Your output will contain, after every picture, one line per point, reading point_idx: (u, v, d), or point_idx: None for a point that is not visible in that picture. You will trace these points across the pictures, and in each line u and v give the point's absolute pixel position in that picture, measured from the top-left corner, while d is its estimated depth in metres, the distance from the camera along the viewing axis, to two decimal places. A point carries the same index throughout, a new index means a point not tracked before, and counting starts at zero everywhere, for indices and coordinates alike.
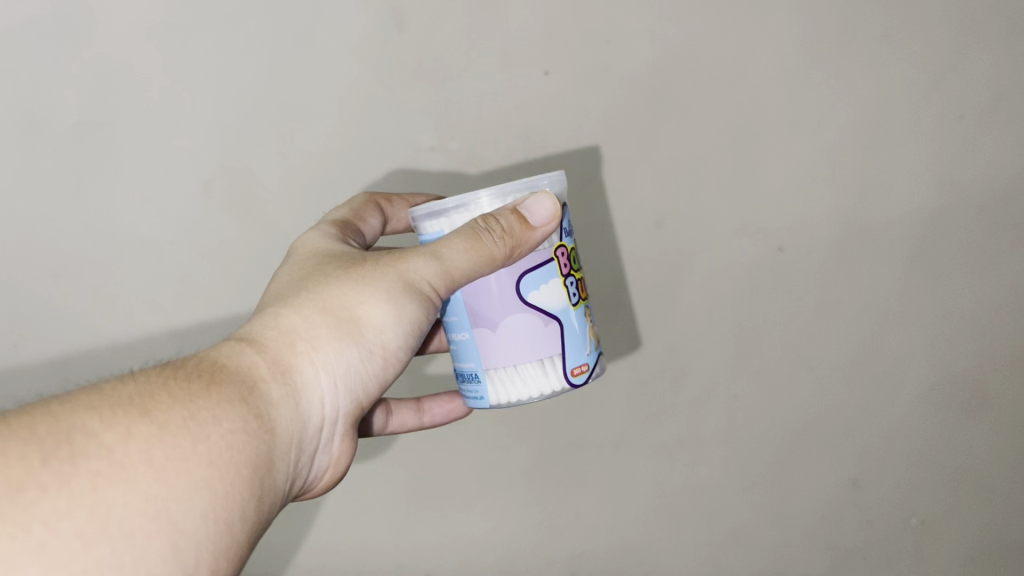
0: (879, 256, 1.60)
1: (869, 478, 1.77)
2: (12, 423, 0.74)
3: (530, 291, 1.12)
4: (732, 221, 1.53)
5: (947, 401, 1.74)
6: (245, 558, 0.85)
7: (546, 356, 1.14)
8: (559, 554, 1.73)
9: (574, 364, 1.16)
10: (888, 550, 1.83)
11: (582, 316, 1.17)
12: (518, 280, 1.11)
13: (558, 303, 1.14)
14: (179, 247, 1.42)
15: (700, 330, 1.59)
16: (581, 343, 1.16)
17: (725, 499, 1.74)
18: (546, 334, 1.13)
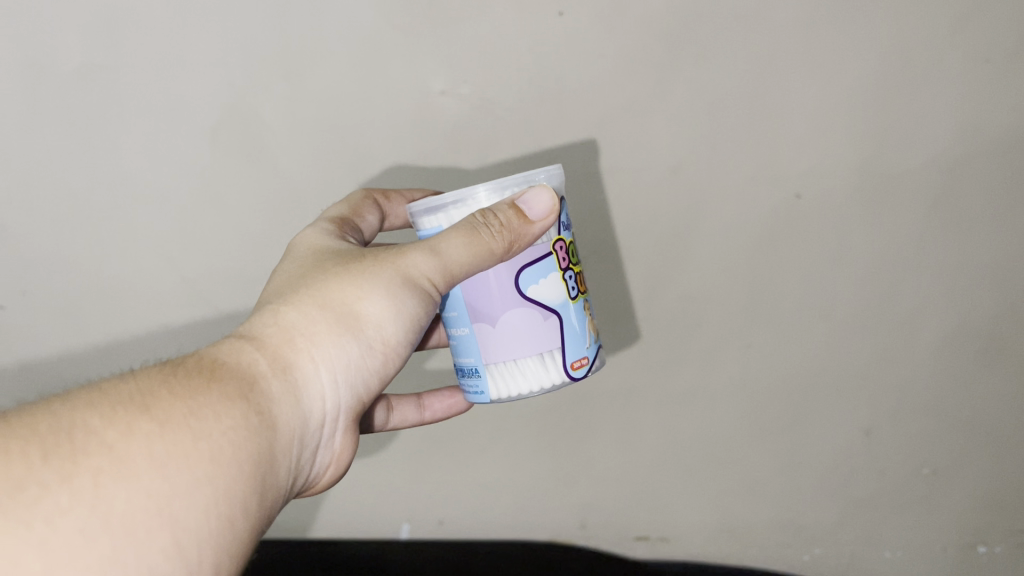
0: (898, 205, 1.47)
1: (881, 430, 1.72)
2: (13, 423, 0.74)
3: (530, 286, 1.11)
4: (749, 173, 1.43)
5: (965, 352, 1.63)
6: (248, 555, 0.84)
7: (546, 350, 1.14)
8: (565, 503, 1.84)
9: (573, 358, 1.16)
10: (898, 499, 1.80)
11: (581, 310, 1.17)
12: (518, 275, 1.10)
13: (557, 298, 1.13)
14: (187, 192, 1.44)
15: (715, 280, 1.54)
16: (581, 338, 1.17)
17: (735, 443, 1.76)
18: (545, 329, 1.13)
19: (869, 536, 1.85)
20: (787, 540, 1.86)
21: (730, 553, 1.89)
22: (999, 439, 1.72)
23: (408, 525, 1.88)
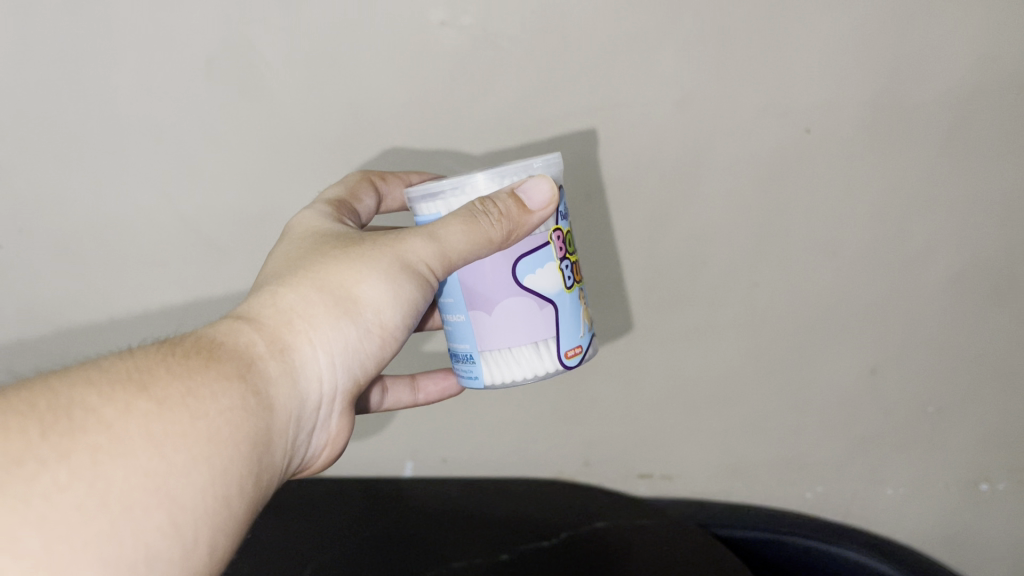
0: (911, 139, 1.49)
1: (886, 365, 1.77)
2: (12, 399, 0.78)
3: (527, 276, 1.17)
4: (758, 106, 1.44)
5: (976, 289, 1.66)
6: (245, 527, 0.90)
7: (541, 338, 1.20)
8: (576, 437, 1.89)
9: (567, 346, 1.23)
10: (902, 437, 1.86)
11: (574, 298, 1.24)
12: (516, 266, 1.16)
13: (552, 288, 1.19)
14: (182, 127, 1.45)
15: (727, 216, 1.56)
16: (575, 326, 1.23)
17: (742, 384, 1.80)
18: (540, 315, 1.19)
19: (872, 473, 1.92)
20: (790, 475, 1.94)
21: (735, 490, 1.97)
22: (1005, 370, 1.77)
23: (412, 462, 1.94)
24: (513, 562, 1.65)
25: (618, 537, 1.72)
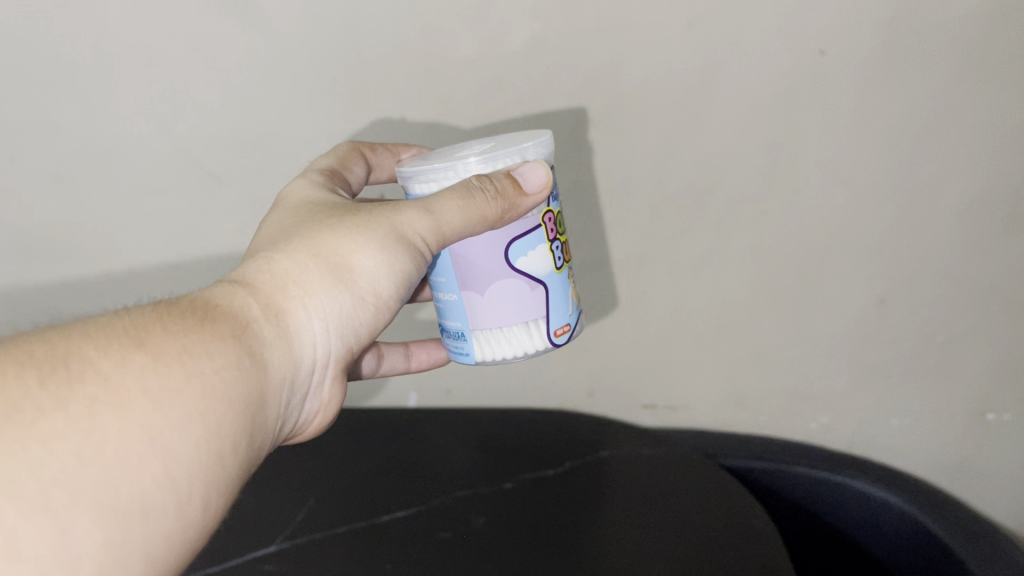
0: (930, 57, 1.13)
1: (898, 294, 1.40)
2: (9, 347, 0.72)
3: (520, 259, 1.09)
4: (762, 23, 1.11)
5: (989, 215, 1.28)
6: (228, 496, 0.81)
7: (531, 319, 1.13)
8: (553, 379, 1.64)
9: (557, 325, 1.16)
10: (910, 365, 1.49)
11: (563, 279, 1.16)
12: (509, 249, 1.08)
13: (543, 269, 1.11)
14: (89, 51, 1.23)
15: (729, 148, 1.24)
16: (565, 305, 1.16)
17: (742, 315, 1.48)
18: (532, 298, 1.11)
19: (873, 405, 1.57)
20: (789, 404, 1.61)
21: (739, 421, 1.66)
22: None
23: None
24: (512, 518, 1.32)
25: (624, 466, 1.44)
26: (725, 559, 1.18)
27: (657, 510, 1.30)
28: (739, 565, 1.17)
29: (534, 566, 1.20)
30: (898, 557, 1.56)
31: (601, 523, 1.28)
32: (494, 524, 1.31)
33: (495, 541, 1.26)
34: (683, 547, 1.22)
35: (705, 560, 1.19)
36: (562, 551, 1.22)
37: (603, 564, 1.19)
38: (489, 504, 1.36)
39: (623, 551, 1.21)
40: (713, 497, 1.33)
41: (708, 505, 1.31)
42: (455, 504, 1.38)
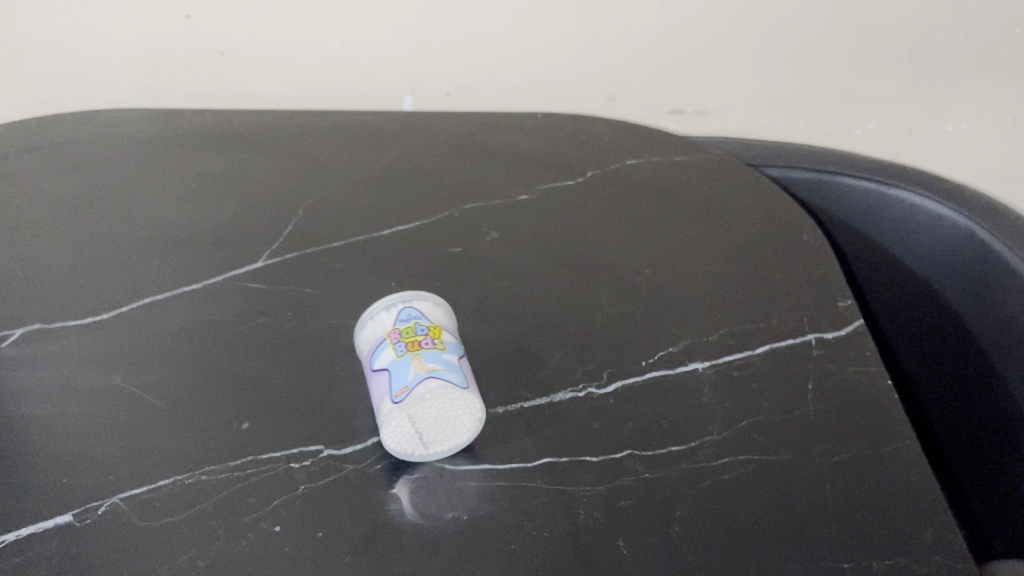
0: None
1: None
2: None
3: (453, 393, 0.46)
4: None
5: None
6: None
7: (446, 397, 0.46)
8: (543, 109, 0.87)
9: (464, 402, 0.47)
10: (954, 56, 0.84)
11: (458, 374, 0.47)
12: (425, 399, 0.46)
13: (450, 355, 0.48)
14: None
15: None
16: (448, 368, 0.47)
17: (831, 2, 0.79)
18: (430, 399, 0.46)
19: (904, 108, 0.88)
20: (832, 108, 0.88)
21: (814, 132, 0.90)
22: None
23: None
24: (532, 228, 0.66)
25: (650, 192, 0.69)
26: (761, 316, 0.57)
27: (650, 198, 0.68)
28: (782, 316, 0.57)
29: (564, 291, 0.60)
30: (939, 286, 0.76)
31: (583, 229, 0.65)
32: (504, 254, 0.64)
33: (522, 251, 0.64)
34: (760, 296, 0.59)
35: (772, 305, 0.58)
36: (519, 285, 0.61)
37: (610, 281, 0.61)
38: (493, 212, 0.68)
39: (686, 308, 0.58)
40: (740, 190, 0.68)
41: (756, 252, 0.63)
42: (460, 215, 0.67)
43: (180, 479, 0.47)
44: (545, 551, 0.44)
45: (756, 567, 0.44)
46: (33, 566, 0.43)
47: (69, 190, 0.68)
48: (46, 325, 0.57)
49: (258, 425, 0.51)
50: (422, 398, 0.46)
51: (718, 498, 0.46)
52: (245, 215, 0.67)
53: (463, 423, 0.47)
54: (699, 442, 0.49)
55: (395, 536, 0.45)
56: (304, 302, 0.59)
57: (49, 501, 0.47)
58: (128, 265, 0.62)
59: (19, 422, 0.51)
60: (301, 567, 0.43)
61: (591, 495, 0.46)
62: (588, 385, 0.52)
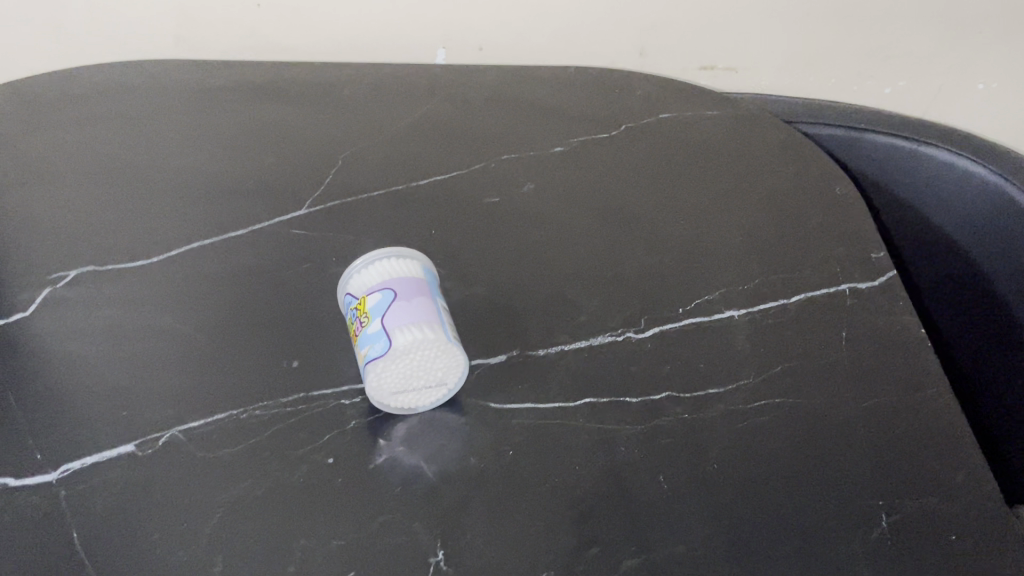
0: None
1: None
2: None
3: (390, 360, 0.47)
4: None
5: None
6: None
7: (394, 358, 0.47)
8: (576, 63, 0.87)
9: (405, 348, 0.47)
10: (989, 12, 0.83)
11: (385, 332, 0.47)
12: (383, 382, 0.48)
13: (372, 322, 0.48)
14: None
15: None
16: (374, 339, 0.47)
17: None
18: (390, 370, 0.47)
19: (937, 64, 0.88)
20: (864, 64, 0.88)
21: (845, 89, 0.90)
22: None
23: None
24: (569, 175, 0.67)
25: (684, 144, 0.69)
26: (794, 266, 0.58)
27: (684, 150, 0.69)
28: (815, 266, 0.58)
29: (600, 237, 0.61)
30: (971, 240, 0.76)
31: (619, 180, 0.66)
32: (539, 206, 0.64)
33: (558, 200, 0.65)
34: (794, 246, 0.60)
35: (806, 257, 0.59)
36: (557, 234, 0.62)
37: (646, 229, 0.62)
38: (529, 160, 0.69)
39: (721, 258, 0.59)
40: (774, 144, 0.69)
41: (790, 204, 0.63)
42: (496, 166, 0.68)
43: (234, 414, 0.49)
44: (587, 486, 0.45)
45: (793, 504, 0.45)
46: (97, 491, 0.45)
47: (113, 139, 0.70)
48: (99, 268, 0.59)
49: (307, 364, 0.52)
50: (378, 383, 0.48)
51: (754, 439, 0.47)
52: (286, 164, 0.68)
53: (432, 356, 0.48)
54: (734, 386, 0.50)
55: (442, 470, 0.46)
56: (347, 250, 0.61)
57: (110, 432, 0.49)
58: (174, 212, 0.64)
59: (78, 358, 0.53)
60: (352, 497, 0.45)
61: (630, 434, 0.48)
62: (626, 330, 0.54)
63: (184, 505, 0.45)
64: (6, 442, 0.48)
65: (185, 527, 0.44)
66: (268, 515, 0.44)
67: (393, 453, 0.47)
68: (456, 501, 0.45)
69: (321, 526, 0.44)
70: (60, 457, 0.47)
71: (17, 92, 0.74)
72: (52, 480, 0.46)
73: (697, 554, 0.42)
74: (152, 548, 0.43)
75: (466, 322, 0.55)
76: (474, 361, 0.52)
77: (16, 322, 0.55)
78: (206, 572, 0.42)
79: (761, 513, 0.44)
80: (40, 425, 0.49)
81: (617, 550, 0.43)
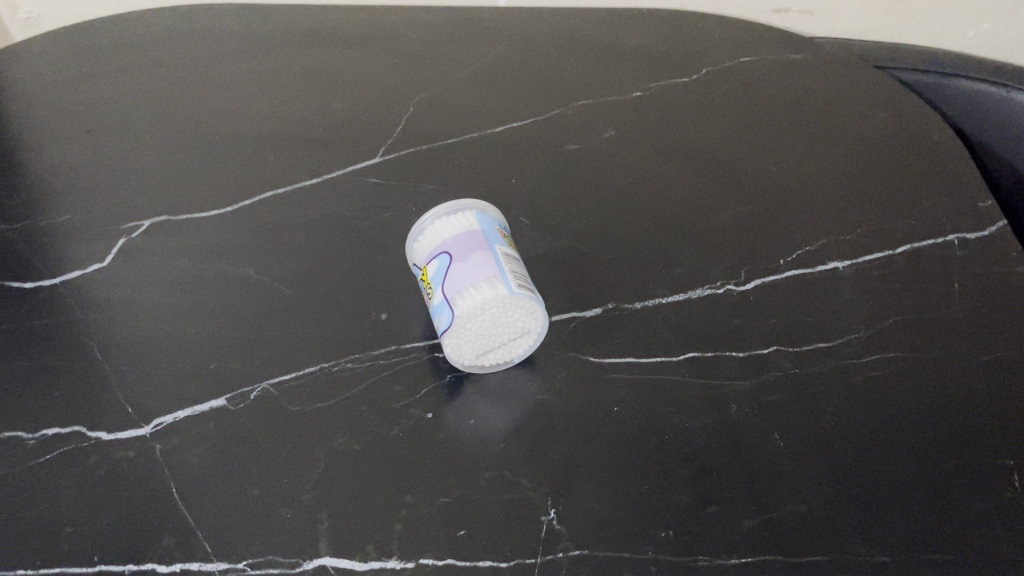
0: None
1: None
2: None
3: (459, 328, 0.44)
4: None
5: None
6: None
7: (464, 323, 0.44)
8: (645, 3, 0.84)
9: (470, 310, 0.44)
10: None
11: (449, 301, 0.44)
12: (463, 348, 0.45)
13: (435, 293, 0.45)
14: None
15: None
16: (442, 309, 0.44)
17: None
18: (467, 333, 0.45)
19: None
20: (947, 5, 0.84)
21: (925, 31, 0.86)
22: None
23: None
24: (653, 120, 0.64)
25: (773, 89, 0.66)
26: (896, 217, 0.56)
27: (772, 95, 0.66)
28: (920, 217, 0.55)
29: (692, 185, 0.59)
30: None
31: (704, 126, 0.63)
32: (621, 153, 0.61)
33: (644, 145, 0.62)
34: (894, 195, 0.57)
35: (910, 206, 0.56)
36: (645, 181, 0.59)
37: (739, 177, 0.59)
38: (610, 103, 0.65)
39: (821, 207, 0.56)
40: (867, 89, 0.66)
41: (886, 152, 0.60)
42: (576, 111, 0.65)
43: (325, 366, 0.48)
44: (699, 442, 0.44)
45: (920, 462, 0.43)
46: (193, 446, 0.44)
47: (176, 88, 0.67)
48: (172, 218, 0.57)
49: (397, 315, 0.50)
50: (461, 349, 0.45)
51: (869, 396, 0.45)
52: (357, 108, 0.65)
53: (501, 311, 0.44)
54: (844, 340, 0.48)
55: (546, 424, 0.45)
56: (426, 198, 0.58)
57: (198, 384, 0.47)
58: (245, 159, 0.62)
59: (159, 308, 0.51)
60: (456, 452, 0.44)
61: (739, 389, 0.46)
62: (727, 282, 0.51)
63: (283, 460, 0.43)
64: (95, 395, 0.47)
65: (286, 482, 0.43)
66: (371, 470, 0.43)
67: (493, 406, 0.46)
68: (564, 457, 0.43)
69: (427, 482, 0.42)
70: (150, 410, 0.46)
71: (74, 42, 0.71)
72: (146, 434, 0.45)
73: (820, 513, 0.41)
74: (255, 503, 0.42)
75: (557, 272, 0.53)
76: (570, 314, 0.50)
77: (93, 273, 0.54)
78: (312, 527, 0.41)
79: (885, 471, 0.42)
80: (127, 379, 0.47)
81: (738, 509, 0.41)
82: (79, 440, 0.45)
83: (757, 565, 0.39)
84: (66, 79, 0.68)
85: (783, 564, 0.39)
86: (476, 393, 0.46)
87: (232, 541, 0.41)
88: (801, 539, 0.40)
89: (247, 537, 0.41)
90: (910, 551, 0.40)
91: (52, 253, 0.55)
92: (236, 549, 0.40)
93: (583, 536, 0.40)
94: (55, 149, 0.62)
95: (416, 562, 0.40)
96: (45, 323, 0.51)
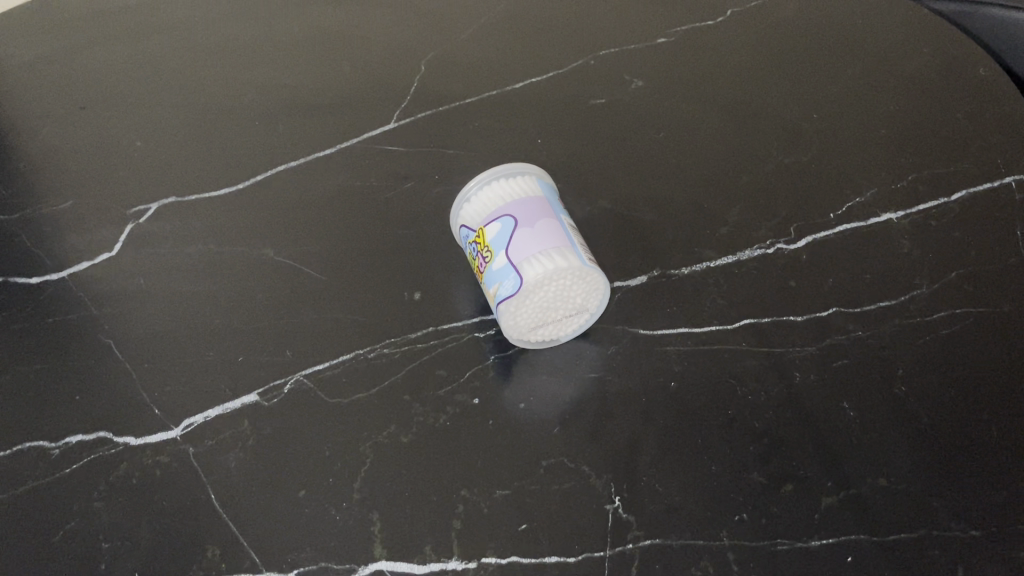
0: None
1: None
2: None
3: (523, 296, 0.41)
4: None
5: None
6: None
7: (529, 289, 0.41)
8: None
9: (540, 276, 0.41)
10: None
11: (516, 265, 0.41)
12: (519, 318, 0.42)
13: (496, 258, 0.42)
14: None
15: None
16: (506, 272, 0.41)
17: None
18: (525, 301, 0.42)
19: None
20: None
21: None
22: None
23: None
24: (681, 67, 0.60)
25: (806, 28, 0.63)
26: (949, 160, 0.52)
27: (805, 34, 0.62)
28: (974, 159, 0.52)
29: (730, 136, 0.55)
30: None
31: (738, 72, 0.60)
32: (652, 106, 0.58)
33: (674, 94, 0.58)
34: (944, 138, 0.54)
35: (964, 148, 0.53)
36: (680, 135, 0.56)
37: (779, 125, 0.56)
38: (634, 50, 0.62)
39: (869, 153, 0.53)
40: (904, 23, 0.62)
41: (932, 91, 0.57)
42: (598, 60, 0.61)
43: (361, 353, 0.45)
44: (767, 416, 0.41)
45: (1002, 424, 0.41)
46: (228, 448, 0.42)
47: (172, 57, 0.63)
48: (181, 199, 0.54)
49: (431, 293, 0.47)
50: (514, 319, 0.42)
51: (942, 356, 0.43)
52: (365, 69, 0.62)
53: (567, 284, 0.42)
54: (908, 297, 0.45)
55: (603, 404, 0.42)
56: (451, 164, 0.55)
57: (227, 379, 0.44)
58: (252, 130, 0.58)
59: (177, 298, 0.48)
60: (510, 440, 0.41)
61: (803, 356, 0.43)
62: (778, 241, 0.49)
63: (326, 458, 0.41)
64: (117, 396, 0.44)
65: (331, 481, 0.40)
66: (420, 464, 0.41)
67: (543, 388, 0.43)
68: (624, 438, 0.41)
69: (482, 473, 0.40)
70: (179, 410, 0.43)
71: (59, 13, 0.67)
72: (177, 437, 0.42)
73: (902, 486, 0.39)
74: (301, 506, 0.40)
75: (596, 237, 0.50)
76: (615, 284, 0.47)
77: (103, 264, 0.50)
78: (366, 530, 0.39)
79: (966, 437, 0.40)
80: (150, 376, 0.45)
81: (814, 488, 0.39)
82: (106, 447, 0.42)
83: (842, 546, 0.37)
84: (54, 54, 0.64)
85: (869, 543, 0.37)
86: (525, 374, 0.44)
87: (281, 549, 0.38)
88: (884, 516, 0.38)
89: (298, 544, 0.39)
90: (1002, 521, 0.38)
91: (56, 244, 0.52)
92: (286, 558, 0.38)
93: (653, 524, 0.38)
94: (48, 132, 0.58)
95: (478, 561, 0.38)
96: (57, 320, 0.47)
